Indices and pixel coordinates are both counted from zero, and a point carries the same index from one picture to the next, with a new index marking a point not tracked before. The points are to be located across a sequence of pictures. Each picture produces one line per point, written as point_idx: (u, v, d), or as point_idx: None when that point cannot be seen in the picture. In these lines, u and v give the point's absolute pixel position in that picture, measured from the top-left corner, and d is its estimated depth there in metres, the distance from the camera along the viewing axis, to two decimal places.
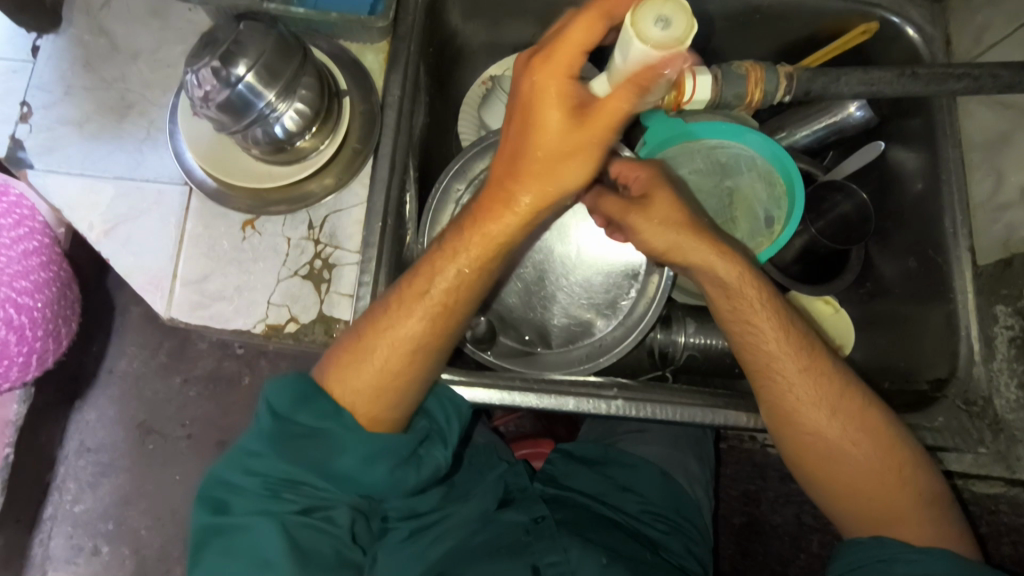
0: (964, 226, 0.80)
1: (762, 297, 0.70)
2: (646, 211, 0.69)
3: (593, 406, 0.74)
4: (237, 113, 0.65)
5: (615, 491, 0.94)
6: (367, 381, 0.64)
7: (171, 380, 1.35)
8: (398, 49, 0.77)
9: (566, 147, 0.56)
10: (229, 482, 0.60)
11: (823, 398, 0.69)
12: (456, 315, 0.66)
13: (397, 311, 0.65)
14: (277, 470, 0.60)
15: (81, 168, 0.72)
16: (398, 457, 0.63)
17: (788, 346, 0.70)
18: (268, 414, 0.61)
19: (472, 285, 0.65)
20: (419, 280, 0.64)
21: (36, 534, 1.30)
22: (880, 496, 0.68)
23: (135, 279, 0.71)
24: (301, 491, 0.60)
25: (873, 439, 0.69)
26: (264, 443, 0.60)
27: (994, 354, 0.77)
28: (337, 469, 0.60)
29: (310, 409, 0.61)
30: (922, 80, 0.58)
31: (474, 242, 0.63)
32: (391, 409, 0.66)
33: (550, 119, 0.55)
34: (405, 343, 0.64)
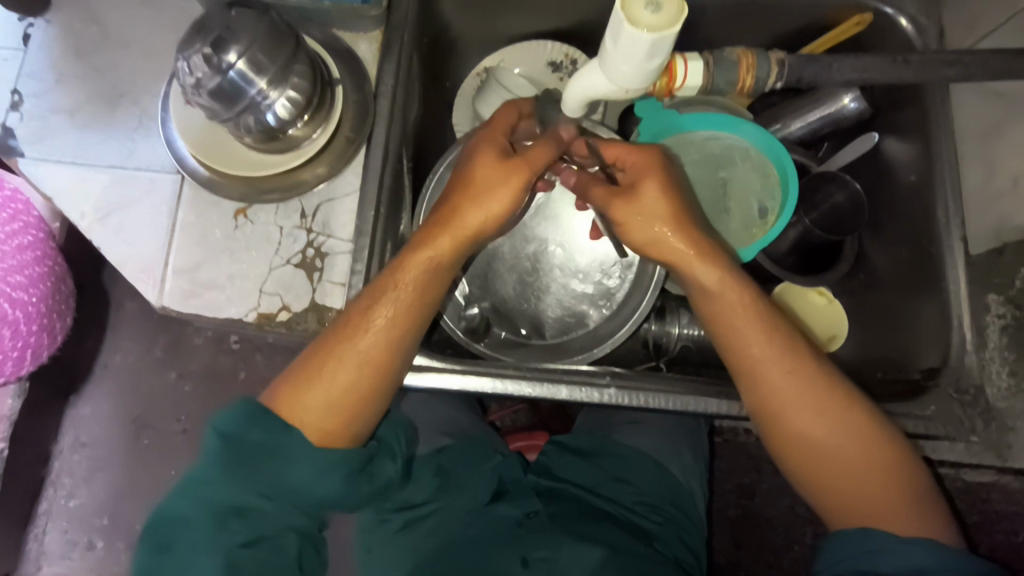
0: (957, 216, 0.80)
1: (741, 299, 0.66)
2: (631, 205, 0.67)
3: (586, 395, 0.73)
4: (229, 99, 0.65)
5: (609, 483, 0.93)
6: (319, 398, 0.64)
7: (166, 375, 1.34)
8: (392, 38, 0.77)
9: (506, 181, 0.67)
10: (179, 512, 0.59)
11: (806, 399, 0.65)
12: (406, 331, 0.66)
13: (343, 332, 0.65)
14: (224, 498, 0.60)
15: (73, 157, 0.72)
16: (349, 469, 0.65)
17: (770, 348, 0.65)
18: (216, 438, 0.61)
19: (416, 300, 0.66)
20: (366, 299, 0.65)
21: (31, 528, 1.30)
22: (870, 499, 0.64)
23: (127, 268, 0.71)
24: (249, 518, 0.60)
25: (857, 439, 0.64)
26: (212, 468, 0.60)
27: (986, 344, 0.79)
28: (290, 484, 0.62)
29: (261, 428, 0.62)
30: (915, 67, 0.58)
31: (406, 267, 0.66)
32: (347, 424, 0.65)
33: (485, 163, 0.68)
34: (357, 357, 0.64)
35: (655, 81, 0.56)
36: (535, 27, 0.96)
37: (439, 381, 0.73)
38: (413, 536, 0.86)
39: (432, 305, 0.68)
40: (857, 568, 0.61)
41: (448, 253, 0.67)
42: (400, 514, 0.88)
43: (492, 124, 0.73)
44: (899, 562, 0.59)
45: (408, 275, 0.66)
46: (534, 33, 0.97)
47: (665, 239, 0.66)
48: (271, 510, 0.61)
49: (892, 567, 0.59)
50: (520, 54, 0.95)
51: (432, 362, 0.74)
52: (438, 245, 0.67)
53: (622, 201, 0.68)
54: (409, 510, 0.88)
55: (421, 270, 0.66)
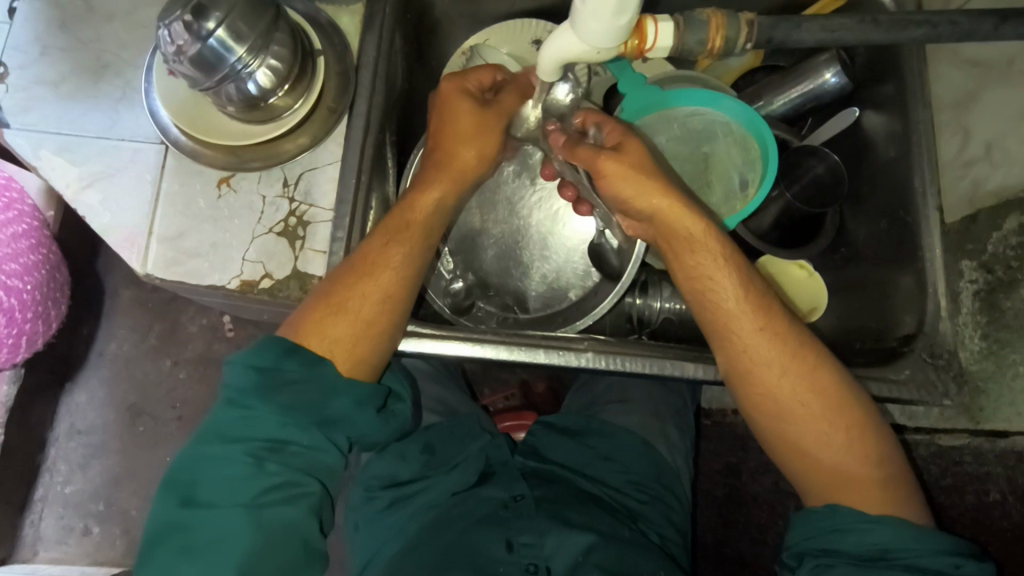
0: (933, 185, 0.81)
1: (721, 252, 0.70)
2: (619, 156, 0.69)
3: (565, 359, 0.75)
4: (209, 69, 0.66)
5: (597, 462, 0.92)
6: (343, 329, 0.66)
7: (161, 362, 1.35)
8: (374, 11, 0.78)
9: (488, 130, 0.75)
10: (209, 452, 0.59)
11: (776, 354, 0.67)
12: (417, 263, 0.71)
13: (361, 266, 0.68)
14: (259, 433, 0.60)
15: (56, 127, 0.73)
16: (374, 404, 0.66)
17: (745, 303, 0.68)
18: (248, 372, 0.61)
19: (422, 240, 0.71)
20: (376, 245, 0.69)
21: (27, 514, 1.30)
22: (834, 457, 0.65)
23: (111, 236, 0.71)
24: (284, 455, 0.60)
25: (820, 396, 0.66)
26: (246, 403, 0.61)
27: (959, 309, 0.81)
28: (329, 414, 0.62)
29: (296, 361, 0.62)
30: (883, 27, 0.58)
31: (415, 209, 0.72)
32: (374, 354, 0.68)
33: (465, 111, 0.73)
34: (377, 291, 0.68)
35: (627, 43, 0.56)
36: (519, 4, 0.96)
37: (420, 346, 0.74)
38: (399, 513, 0.87)
39: (434, 249, 0.73)
40: (823, 545, 0.63)
41: (449, 192, 0.74)
42: (387, 492, 0.89)
43: (467, 74, 0.76)
44: (862, 540, 0.61)
45: (414, 219, 0.71)
46: (517, 10, 0.98)
47: (653, 195, 0.69)
48: (304, 447, 0.61)
49: (856, 544, 0.61)
50: (504, 33, 0.95)
51: (413, 329, 0.75)
52: (439, 186, 0.73)
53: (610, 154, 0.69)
54: (396, 488, 0.89)
55: (424, 215, 0.72)
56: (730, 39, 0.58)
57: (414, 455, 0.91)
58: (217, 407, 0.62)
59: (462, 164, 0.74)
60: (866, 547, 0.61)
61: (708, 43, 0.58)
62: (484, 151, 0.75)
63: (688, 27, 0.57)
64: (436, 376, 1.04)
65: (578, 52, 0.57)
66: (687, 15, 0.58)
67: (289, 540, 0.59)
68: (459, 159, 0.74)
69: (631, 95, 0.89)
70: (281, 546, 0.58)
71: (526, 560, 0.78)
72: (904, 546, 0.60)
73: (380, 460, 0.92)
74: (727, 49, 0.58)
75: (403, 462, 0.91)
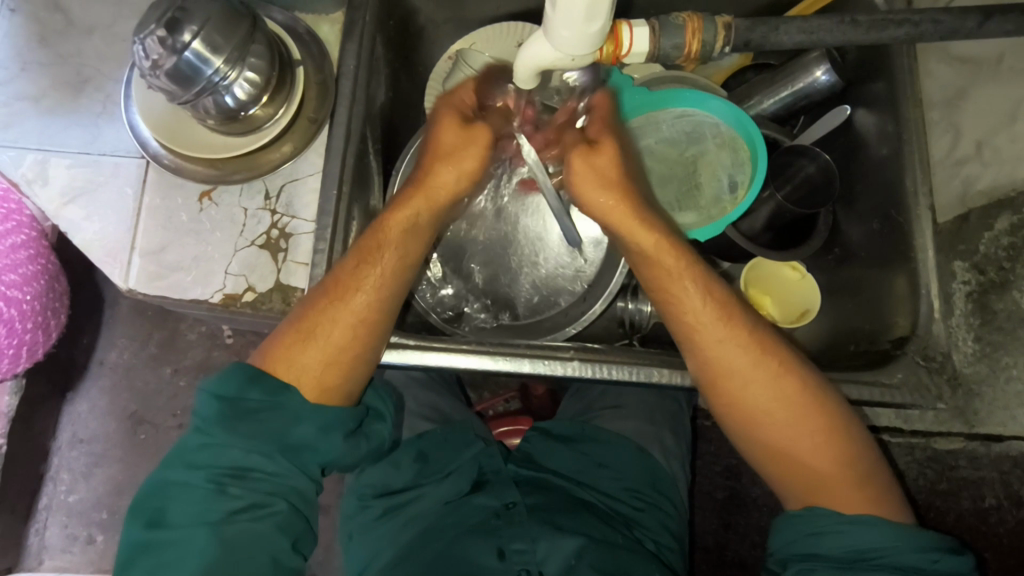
0: (925, 184, 0.79)
1: (681, 263, 0.69)
2: (592, 155, 0.71)
3: (550, 367, 0.75)
4: (186, 81, 0.65)
5: (591, 469, 0.91)
6: (312, 356, 0.66)
7: (161, 371, 1.35)
8: (354, 19, 0.78)
9: (456, 146, 0.72)
10: (176, 476, 0.60)
11: (742, 361, 0.67)
12: (388, 290, 0.69)
13: (330, 293, 0.67)
14: (222, 460, 0.61)
15: (37, 143, 0.73)
16: (347, 426, 0.66)
17: (709, 313, 0.68)
18: (212, 400, 0.62)
19: (395, 263, 0.70)
20: (345, 271, 0.67)
21: (32, 523, 1.30)
22: (806, 462, 0.66)
23: (93, 251, 0.71)
24: (248, 480, 0.61)
25: (791, 400, 0.66)
26: (213, 428, 0.61)
27: (952, 311, 0.81)
28: (293, 440, 0.63)
29: (258, 389, 0.63)
30: (863, 27, 0.58)
31: (387, 230, 0.70)
32: (347, 377, 0.67)
33: (444, 132, 0.72)
34: (349, 315, 0.67)
35: (602, 48, 0.56)
36: (502, 7, 0.95)
37: (404, 357, 0.74)
38: (392, 523, 0.87)
39: (413, 266, 0.72)
40: (804, 550, 0.63)
41: (424, 213, 0.72)
42: (380, 501, 0.89)
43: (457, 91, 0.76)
44: (841, 542, 0.61)
45: (384, 242, 0.70)
46: (500, 14, 0.97)
47: (611, 202, 0.70)
48: (273, 466, 0.62)
49: (836, 547, 0.61)
50: (490, 36, 0.94)
51: (397, 340, 0.74)
52: (411, 206, 0.71)
53: (583, 152, 0.71)
54: (389, 496, 0.89)
55: (401, 237, 0.70)
56: (707, 43, 0.57)
57: (407, 463, 0.90)
58: (186, 433, 0.63)
59: (440, 185, 0.72)
60: (848, 551, 0.60)
61: (684, 48, 0.57)
62: (466, 176, 0.73)
63: (664, 31, 0.56)
64: (428, 383, 1.04)
65: (552, 59, 0.56)
66: (662, 20, 0.57)
67: (259, 559, 0.59)
68: (437, 179, 0.72)
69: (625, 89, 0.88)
70: (247, 568, 0.58)
71: (519, 565, 0.78)
72: (883, 546, 0.60)
73: (371, 468, 0.91)
74: (704, 53, 0.58)
75: (395, 470, 0.90)
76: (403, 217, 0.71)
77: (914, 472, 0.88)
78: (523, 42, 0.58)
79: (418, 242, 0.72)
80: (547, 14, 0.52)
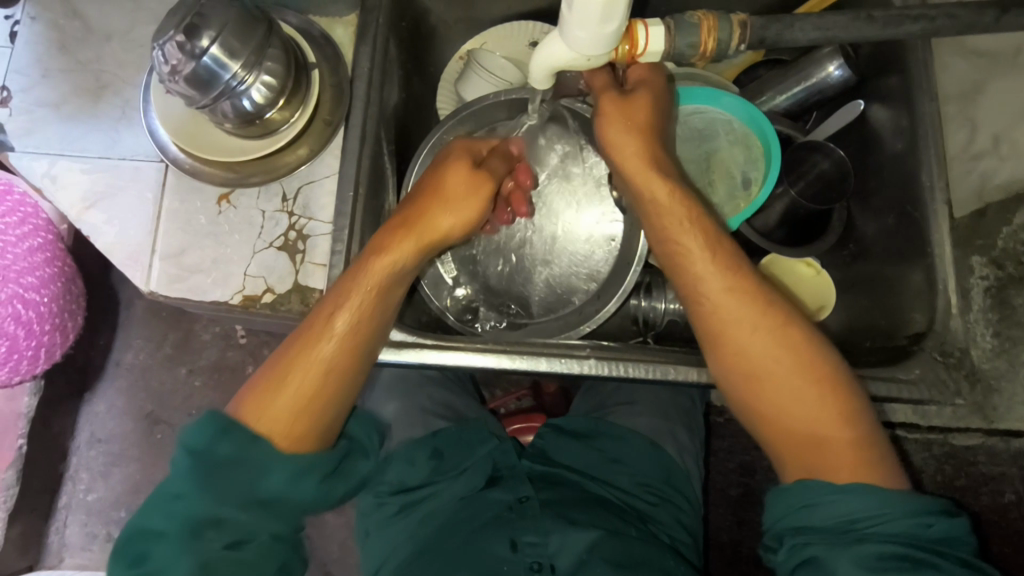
0: (941, 179, 0.79)
1: (689, 213, 0.68)
2: (621, 101, 0.70)
3: (566, 366, 0.75)
4: (205, 87, 0.66)
5: (605, 465, 0.92)
6: (283, 405, 0.62)
7: (176, 370, 1.36)
8: (367, 21, 0.78)
9: (461, 187, 0.72)
10: (153, 525, 0.58)
11: (747, 315, 0.65)
12: (365, 341, 0.66)
13: (302, 343, 0.64)
14: (199, 513, 0.58)
15: (59, 148, 0.74)
16: (321, 473, 0.63)
17: (713, 265, 0.66)
18: (185, 453, 0.58)
19: (375, 305, 0.66)
20: (324, 306, 0.65)
21: (53, 521, 1.32)
22: (805, 422, 0.62)
23: (115, 255, 0.72)
24: (225, 529, 0.58)
25: (797, 360, 0.64)
26: (186, 482, 0.58)
27: (969, 306, 0.80)
28: (267, 492, 0.60)
29: (231, 441, 0.59)
30: (879, 23, 0.58)
31: (372, 269, 0.66)
32: (314, 426, 0.63)
33: (455, 167, 0.73)
34: (319, 364, 0.63)
35: (617, 49, 0.57)
36: (513, 7, 0.96)
37: (419, 358, 0.74)
38: (409, 520, 0.87)
39: (388, 314, 0.68)
40: (796, 523, 0.60)
41: (410, 256, 0.68)
42: (397, 498, 0.89)
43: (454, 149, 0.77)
44: (833, 513, 0.58)
45: (376, 272, 0.66)
46: (512, 14, 0.97)
47: (639, 142, 0.70)
48: (250, 515, 0.59)
49: (826, 519, 0.58)
50: (500, 36, 0.95)
51: (414, 340, 0.75)
52: (400, 247, 0.67)
53: (618, 101, 0.70)
54: (406, 493, 0.89)
55: (383, 273, 0.66)
56: (722, 41, 0.57)
57: (422, 460, 0.91)
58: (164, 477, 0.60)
59: (437, 226, 0.70)
60: (838, 521, 0.58)
61: (699, 47, 0.57)
62: (466, 219, 0.72)
63: (679, 30, 0.57)
64: (443, 382, 1.04)
65: (567, 59, 0.57)
66: (677, 19, 0.58)
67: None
68: (435, 222, 0.70)
69: None
70: None
71: (531, 558, 0.78)
72: (872, 514, 0.57)
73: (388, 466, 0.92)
74: (720, 52, 0.58)
75: (410, 467, 0.90)
76: (394, 244, 0.68)
77: (931, 468, 0.85)
78: (540, 44, 0.59)
79: (396, 292, 0.69)
80: (562, 17, 0.53)
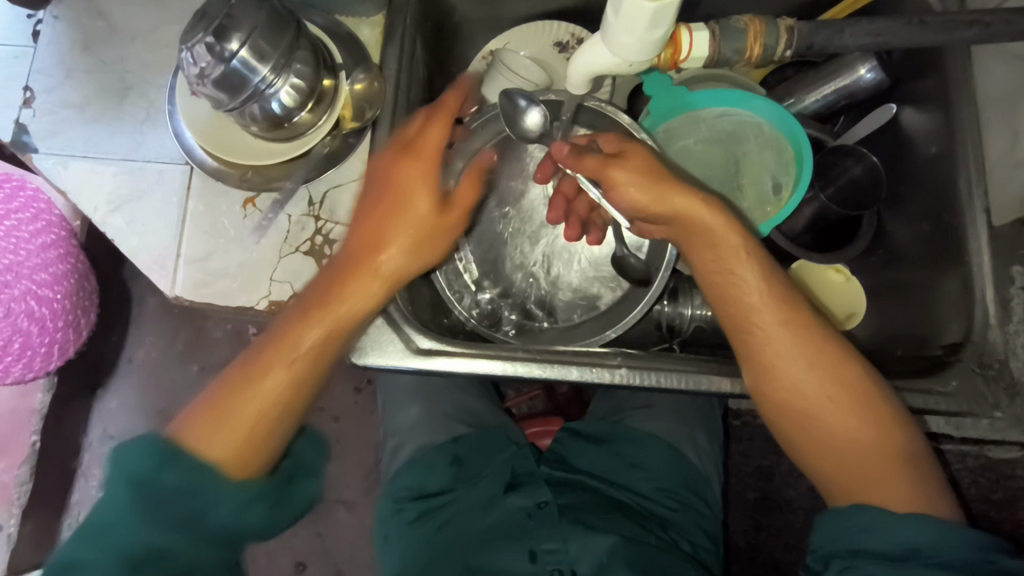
0: (979, 186, 0.77)
1: (742, 247, 0.68)
2: (625, 163, 0.69)
3: (597, 376, 0.74)
4: (235, 88, 0.65)
5: (625, 470, 0.89)
6: (223, 442, 0.57)
7: (188, 368, 1.29)
8: (394, 20, 0.77)
9: (411, 222, 0.64)
10: (82, 561, 0.52)
11: (803, 349, 0.65)
12: (319, 368, 0.62)
13: (266, 363, 0.60)
14: (132, 545, 0.52)
15: (84, 150, 0.74)
16: (270, 500, 0.58)
17: (769, 297, 0.66)
18: (120, 482, 0.53)
19: (328, 345, 0.62)
20: (290, 330, 0.61)
21: (65, 517, 1.26)
22: (858, 455, 0.64)
23: (140, 258, 0.72)
24: (164, 564, 0.53)
25: (849, 395, 0.65)
26: (120, 515, 0.52)
27: (1010, 317, 0.76)
28: (211, 527, 0.54)
29: (175, 467, 0.54)
30: (931, 28, 0.61)
31: (342, 300, 0.62)
32: (258, 462, 0.59)
33: (418, 200, 0.64)
34: (268, 397, 0.59)
35: (661, 54, 0.59)
36: (537, 6, 0.94)
37: (446, 364, 0.73)
38: (427, 526, 0.85)
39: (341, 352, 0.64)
40: (849, 546, 0.62)
41: (370, 296, 0.64)
42: (415, 504, 0.88)
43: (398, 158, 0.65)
44: (894, 540, 0.60)
45: (313, 299, 0.62)
46: (534, 13, 0.95)
47: (663, 194, 0.67)
48: (186, 547, 0.53)
49: (886, 545, 0.60)
50: (524, 36, 0.93)
51: (440, 346, 0.73)
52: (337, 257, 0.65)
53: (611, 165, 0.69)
54: (425, 499, 0.88)
55: (344, 302, 0.62)
56: (768, 46, 0.61)
57: (445, 465, 0.90)
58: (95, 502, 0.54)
59: (386, 265, 0.63)
60: (897, 548, 0.59)
61: (745, 52, 0.61)
62: (417, 249, 0.65)
63: (725, 36, 0.59)
64: (464, 384, 1.03)
65: (610, 63, 0.57)
66: (723, 24, 0.60)
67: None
68: (381, 259, 0.63)
69: (653, 85, 0.85)
70: None
71: (551, 566, 0.77)
72: (935, 546, 0.58)
73: (408, 471, 0.91)
74: (766, 56, 0.61)
75: (432, 473, 0.90)
76: (356, 263, 0.63)
77: (966, 480, 0.85)
78: (580, 51, 0.59)
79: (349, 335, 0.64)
80: (609, 28, 0.53)
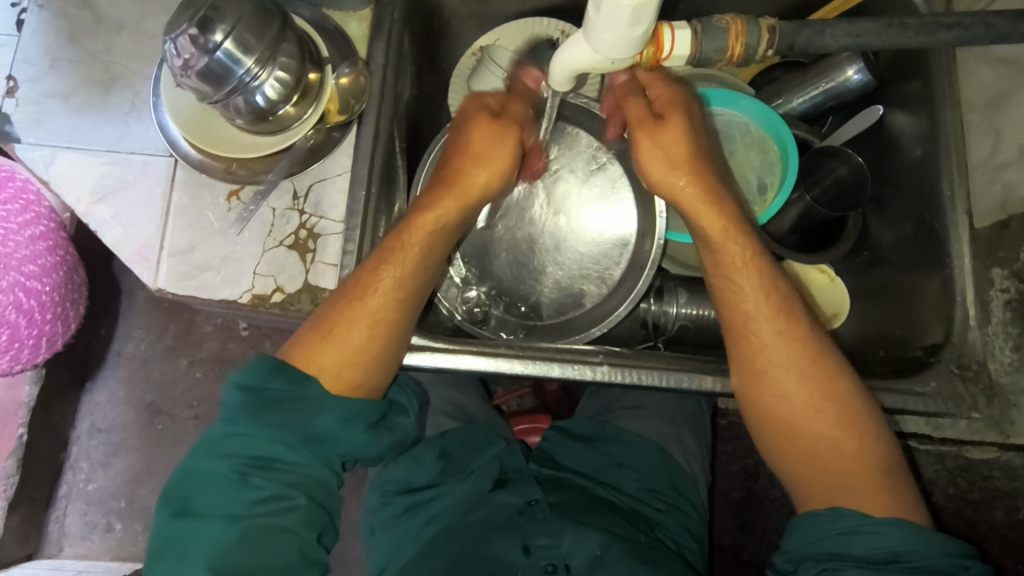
0: (962, 189, 0.77)
1: (746, 254, 0.69)
2: (656, 133, 0.69)
3: (579, 372, 0.74)
4: (218, 81, 0.65)
5: (611, 469, 0.89)
6: (330, 357, 0.66)
7: (177, 362, 1.29)
8: (382, 16, 0.78)
9: (489, 143, 0.73)
10: (206, 464, 0.61)
11: (795, 361, 0.66)
12: (420, 279, 0.71)
13: (357, 289, 0.68)
14: (247, 449, 0.62)
15: (67, 140, 0.73)
16: (371, 418, 0.66)
17: (768, 306, 0.67)
18: (236, 391, 0.63)
19: (418, 262, 0.70)
20: (385, 251, 0.69)
21: (52, 510, 1.25)
22: (836, 468, 0.64)
23: (123, 250, 0.72)
24: (274, 470, 0.62)
25: (838, 407, 0.65)
26: (237, 420, 0.62)
27: (988, 319, 0.78)
28: (316, 432, 0.63)
29: (282, 379, 0.64)
30: (911, 30, 0.62)
31: (416, 227, 0.70)
32: (366, 375, 0.68)
33: (477, 123, 0.74)
34: (367, 316, 0.68)
35: (644, 51, 0.59)
36: (526, 4, 0.94)
37: (424, 360, 0.74)
38: (416, 520, 0.85)
39: (433, 269, 0.72)
40: (830, 550, 0.61)
41: (454, 211, 0.73)
42: (401, 498, 0.87)
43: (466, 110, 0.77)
44: (872, 543, 0.59)
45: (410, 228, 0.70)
46: (524, 10, 0.95)
47: (679, 178, 0.69)
48: (294, 448, 0.62)
49: (865, 547, 0.59)
50: (513, 34, 0.93)
51: (425, 343, 0.74)
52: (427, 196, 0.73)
53: (650, 133, 0.69)
54: (412, 493, 0.88)
55: (428, 232, 0.71)
56: (749, 45, 0.61)
57: (431, 459, 0.89)
58: (212, 425, 0.64)
59: (474, 184, 0.73)
60: (876, 552, 0.59)
61: (726, 51, 0.61)
62: (503, 173, 0.74)
63: (707, 34, 0.59)
64: (451, 380, 1.03)
65: (593, 62, 0.57)
66: (705, 22, 0.60)
67: (282, 553, 0.60)
68: (471, 180, 0.73)
69: None
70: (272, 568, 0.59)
71: (544, 561, 0.75)
72: (912, 548, 0.58)
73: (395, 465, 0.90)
74: (747, 55, 0.61)
75: (418, 467, 0.89)
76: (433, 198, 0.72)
77: (943, 480, 0.85)
78: (563, 49, 0.59)
79: (439, 248, 0.73)
80: (593, 25, 0.53)
